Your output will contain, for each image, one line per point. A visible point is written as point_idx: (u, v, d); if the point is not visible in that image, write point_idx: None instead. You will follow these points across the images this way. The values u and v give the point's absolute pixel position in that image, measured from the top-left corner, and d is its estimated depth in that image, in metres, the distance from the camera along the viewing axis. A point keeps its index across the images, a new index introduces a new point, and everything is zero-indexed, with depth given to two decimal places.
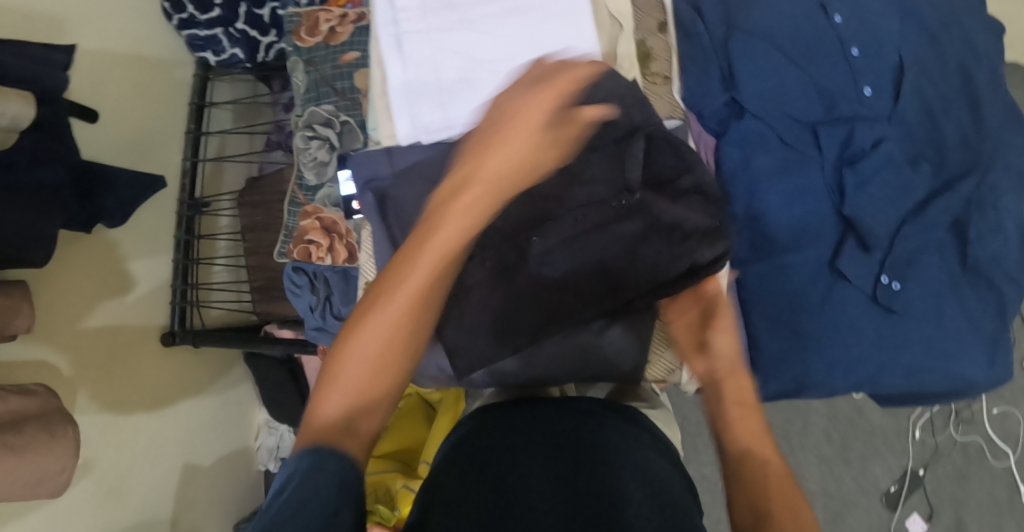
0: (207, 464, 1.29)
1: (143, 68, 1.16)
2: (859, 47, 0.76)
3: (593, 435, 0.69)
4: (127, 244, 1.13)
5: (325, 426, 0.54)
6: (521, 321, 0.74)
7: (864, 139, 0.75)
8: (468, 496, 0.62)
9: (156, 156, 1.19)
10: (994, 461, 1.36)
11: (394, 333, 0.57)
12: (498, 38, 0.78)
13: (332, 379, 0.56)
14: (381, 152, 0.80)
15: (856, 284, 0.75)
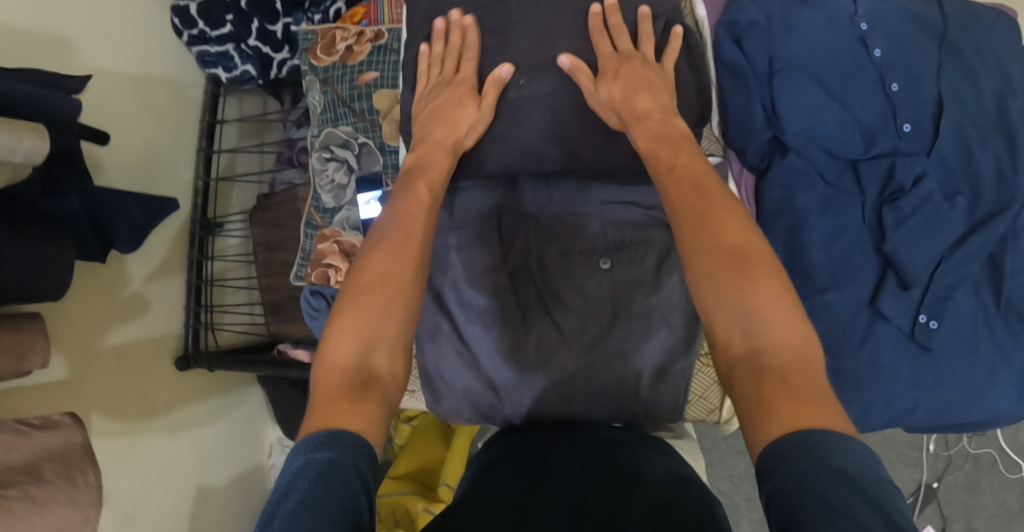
0: (221, 486, 1.27)
1: (153, 87, 1.13)
2: (899, 81, 0.74)
3: (621, 456, 0.65)
4: (140, 268, 1.11)
5: (343, 360, 0.57)
6: (543, 343, 0.72)
7: (905, 175, 0.74)
8: (500, 507, 0.57)
9: (169, 177, 1.16)
10: (1006, 472, 1.40)
11: (399, 246, 0.63)
12: (528, 65, 0.73)
13: (346, 308, 0.59)
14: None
15: (896, 323, 0.74)
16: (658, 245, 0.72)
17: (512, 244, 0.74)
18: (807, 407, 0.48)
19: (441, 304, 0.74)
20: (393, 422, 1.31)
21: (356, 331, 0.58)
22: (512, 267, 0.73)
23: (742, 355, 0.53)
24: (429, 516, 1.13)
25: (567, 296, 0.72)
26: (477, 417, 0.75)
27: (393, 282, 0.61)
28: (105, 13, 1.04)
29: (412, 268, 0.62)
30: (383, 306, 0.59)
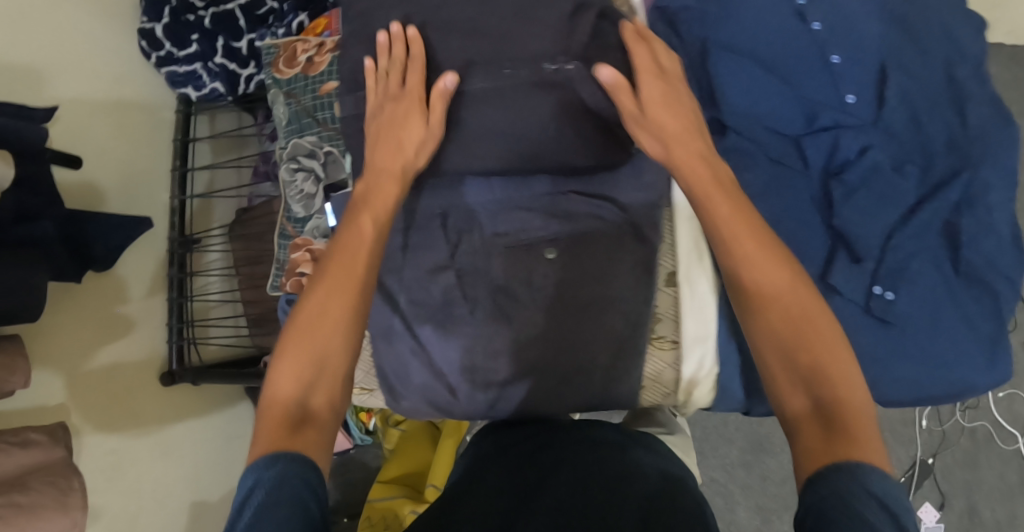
0: (218, 498, 1.27)
1: (126, 110, 1.15)
2: (840, 53, 0.75)
3: (619, 453, 0.65)
4: (121, 288, 1.12)
5: (283, 398, 0.57)
6: (498, 340, 0.71)
7: (851, 147, 0.74)
8: (494, 508, 0.58)
9: (145, 197, 1.18)
10: (1002, 445, 1.45)
11: (341, 283, 0.61)
12: (462, 57, 0.71)
13: (286, 347, 0.59)
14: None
15: (850, 296, 0.72)
16: (606, 235, 0.72)
17: (460, 239, 0.74)
18: (856, 447, 0.50)
19: (393, 307, 0.73)
20: (382, 426, 1.32)
21: (296, 369, 0.58)
22: (460, 265, 0.73)
23: (805, 412, 0.54)
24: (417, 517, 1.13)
25: (519, 290, 0.72)
26: (439, 414, 0.76)
27: (334, 321, 0.60)
28: (74, 40, 1.06)
29: (355, 306, 0.61)
30: (324, 344, 0.59)
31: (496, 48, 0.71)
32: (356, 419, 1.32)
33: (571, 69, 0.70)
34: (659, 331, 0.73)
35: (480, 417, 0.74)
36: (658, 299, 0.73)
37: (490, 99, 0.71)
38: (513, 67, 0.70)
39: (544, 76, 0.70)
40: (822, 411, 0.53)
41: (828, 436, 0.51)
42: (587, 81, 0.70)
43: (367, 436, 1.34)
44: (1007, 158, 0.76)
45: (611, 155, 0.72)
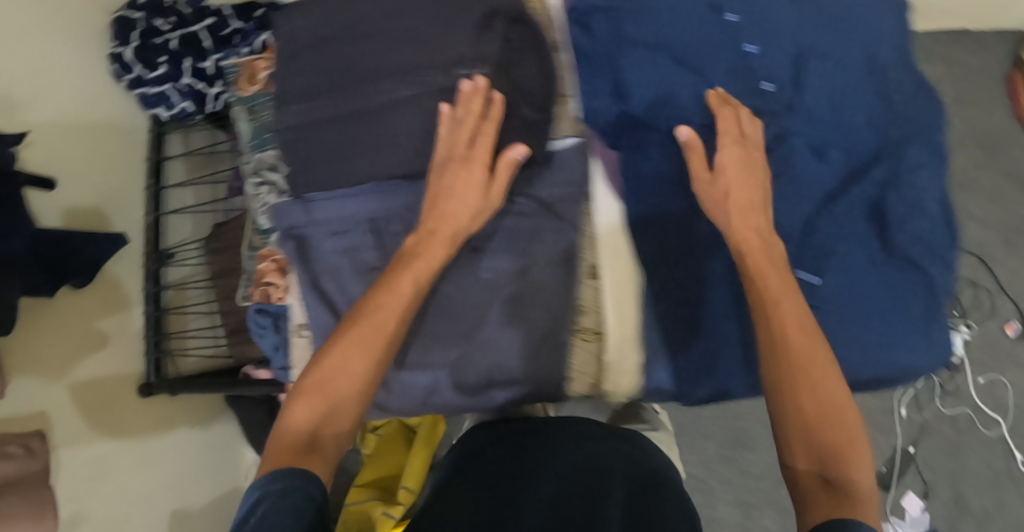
0: (202, 505, 1.29)
1: (99, 132, 1.19)
2: (753, 41, 0.80)
3: (600, 452, 0.80)
4: (96, 303, 1.15)
5: (298, 426, 0.66)
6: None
7: (768, 132, 0.78)
8: (486, 501, 0.72)
9: (118, 215, 1.21)
10: (984, 430, 1.44)
11: (371, 339, 0.70)
12: (381, 68, 0.77)
13: (309, 383, 0.68)
14: (296, 204, 0.78)
15: (767, 280, 0.77)
16: (529, 230, 0.79)
17: (390, 241, 0.77)
18: (854, 505, 0.60)
19: (328, 306, 0.77)
20: (360, 432, 1.32)
21: (313, 407, 0.67)
22: (389, 266, 0.76)
23: (809, 473, 0.65)
24: (389, 521, 1.15)
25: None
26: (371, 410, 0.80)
27: (355, 370, 0.68)
28: (48, 66, 1.10)
29: (378, 361, 0.70)
30: (341, 389, 0.68)
31: (424, 59, 0.77)
32: None
33: (483, 73, 0.76)
34: (584, 323, 0.81)
35: (413, 409, 0.81)
36: (581, 293, 0.80)
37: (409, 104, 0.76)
38: (431, 79, 0.76)
39: (458, 80, 0.76)
40: (824, 467, 0.64)
41: (829, 494, 0.62)
42: (499, 83, 0.76)
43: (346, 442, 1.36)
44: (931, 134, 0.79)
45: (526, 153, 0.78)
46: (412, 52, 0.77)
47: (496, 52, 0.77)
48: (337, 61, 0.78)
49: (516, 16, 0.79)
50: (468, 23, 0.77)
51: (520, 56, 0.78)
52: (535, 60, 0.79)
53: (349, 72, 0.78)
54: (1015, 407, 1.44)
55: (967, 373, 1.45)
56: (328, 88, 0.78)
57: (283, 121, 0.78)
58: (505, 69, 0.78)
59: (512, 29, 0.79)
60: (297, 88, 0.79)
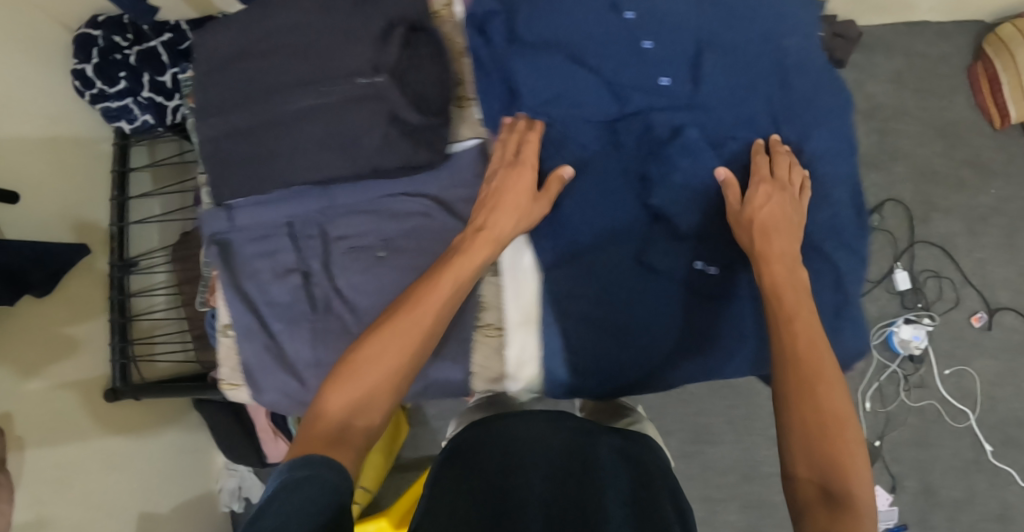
0: (165, 511, 1.32)
1: (60, 147, 1.23)
2: (652, 39, 0.85)
3: (586, 452, 0.78)
4: (63, 310, 1.18)
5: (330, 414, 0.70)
6: (339, 333, 0.81)
7: (663, 128, 0.85)
8: (488, 514, 0.69)
9: (81, 226, 1.25)
10: (952, 422, 1.42)
11: (414, 335, 0.74)
12: (282, 80, 0.80)
13: (346, 373, 0.72)
14: (221, 209, 0.84)
15: (666, 275, 0.83)
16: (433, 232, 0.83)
17: (304, 244, 0.84)
18: (855, 518, 0.61)
19: (250, 307, 0.82)
20: None
21: (345, 397, 0.71)
22: (305, 267, 0.83)
23: (813, 490, 0.65)
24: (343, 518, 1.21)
25: (353, 288, 0.82)
26: (294, 409, 0.83)
27: (390, 362, 0.73)
28: (11, 82, 1.13)
29: (413, 356, 0.74)
30: (373, 380, 0.72)
31: (325, 68, 0.79)
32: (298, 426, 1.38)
33: (379, 81, 0.78)
34: (488, 320, 0.86)
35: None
36: (485, 290, 0.86)
37: (310, 114, 0.79)
38: (330, 87, 0.78)
39: (356, 89, 0.78)
40: (827, 480, 0.65)
41: (831, 509, 0.62)
42: (395, 90, 0.78)
43: None
44: (831, 118, 0.86)
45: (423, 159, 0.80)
46: (313, 63, 0.79)
47: (393, 57, 0.80)
48: (245, 74, 0.81)
49: (413, 22, 0.82)
50: (368, 30, 0.80)
51: (415, 62, 0.82)
52: (431, 66, 0.83)
53: (255, 84, 0.80)
54: (981, 397, 1.43)
55: (933, 365, 1.43)
56: (237, 101, 0.81)
57: (202, 133, 0.82)
58: (399, 76, 0.81)
59: (409, 39, 0.81)
60: (211, 102, 0.82)
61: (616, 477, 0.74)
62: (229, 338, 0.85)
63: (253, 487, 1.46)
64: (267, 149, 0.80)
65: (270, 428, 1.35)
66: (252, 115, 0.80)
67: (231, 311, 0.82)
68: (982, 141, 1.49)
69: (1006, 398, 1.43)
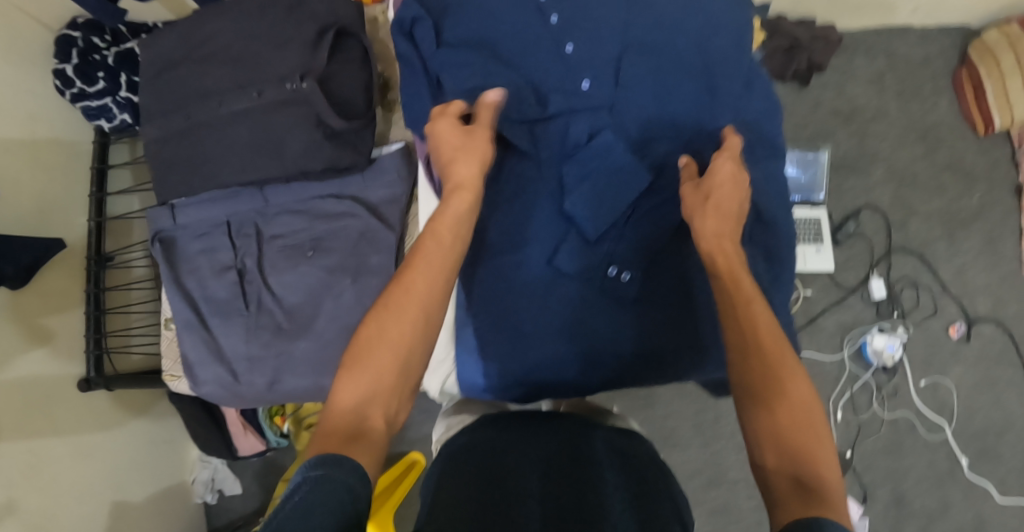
0: (135, 500, 1.33)
1: (41, 144, 1.22)
2: (573, 41, 0.86)
3: (582, 444, 0.74)
4: (41, 301, 1.17)
5: (342, 409, 0.61)
6: (267, 324, 0.95)
7: (580, 130, 0.84)
8: (473, 502, 0.65)
9: (63, 219, 1.24)
10: (928, 434, 1.39)
11: (418, 302, 0.65)
12: (221, 88, 0.93)
13: (353, 362, 0.63)
14: (168, 210, 1.00)
15: (578, 277, 0.84)
16: (351, 230, 0.95)
17: (241, 242, 0.98)
18: (829, 509, 0.55)
19: (189, 301, 0.98)
20: (295, 429, 1.41)
21: (357, 387, 0.62)
22: (241, 265, 0.98)
23: (785, 482, 0.58)
24: None
25: (281, 283, 0.96)
26: (227, 395, 0.97)
27: (398, 337, 0.64)
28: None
29: (422, 327, 0.65)
30: (381, 362, 0.63)
31: (261, 75, 0.92)
32: (271, 423, 1.41)
33: (305, 86, 0.90)
34: None
35: (259, 393, 0.95)
36: None
37: (245, 118, 0.92)
38: (261, 92, 0.91)
39: (285, 93, 0.91)
40: (800, 469, 0.58)
41: (806, 500, 0.56)
42: (320, 93, 0.89)
43: (283, 438, 1.43)
44: (763, 125, 0.87)
45: (340, 156, 0.92)
46: (251, 72, 0.93)
47: (320, 63, 0.91)
48: (196, 85, 0.95)
49: (340, 27, 0.92)
50: (298, 37, 0.92)
51: (341, 68, 0.93)
52: (355, 72, 0.94)
53: (203, 93, 0.94)
54: (958, 408, 1.40)
55: (909, 374, 1.41)
56: (176, 105, 0.95)
57: (151, 134, 0.96)
58: (326, 83, 0.92)
59: (339, 47, 0.93)
60: (154, 107, 0.96)
61: (614, 471, 0.69)
62: (171, 331, 1.02)
63: (227, 479, 1.53)
64: (209, 149, 0.94)
65: (240, 422, 1.38)
66: (193, 118, 0.94)
67: (172, 305, 0.97)
68: (965, 145, 1.47)
69: (984, 409, 1.40)
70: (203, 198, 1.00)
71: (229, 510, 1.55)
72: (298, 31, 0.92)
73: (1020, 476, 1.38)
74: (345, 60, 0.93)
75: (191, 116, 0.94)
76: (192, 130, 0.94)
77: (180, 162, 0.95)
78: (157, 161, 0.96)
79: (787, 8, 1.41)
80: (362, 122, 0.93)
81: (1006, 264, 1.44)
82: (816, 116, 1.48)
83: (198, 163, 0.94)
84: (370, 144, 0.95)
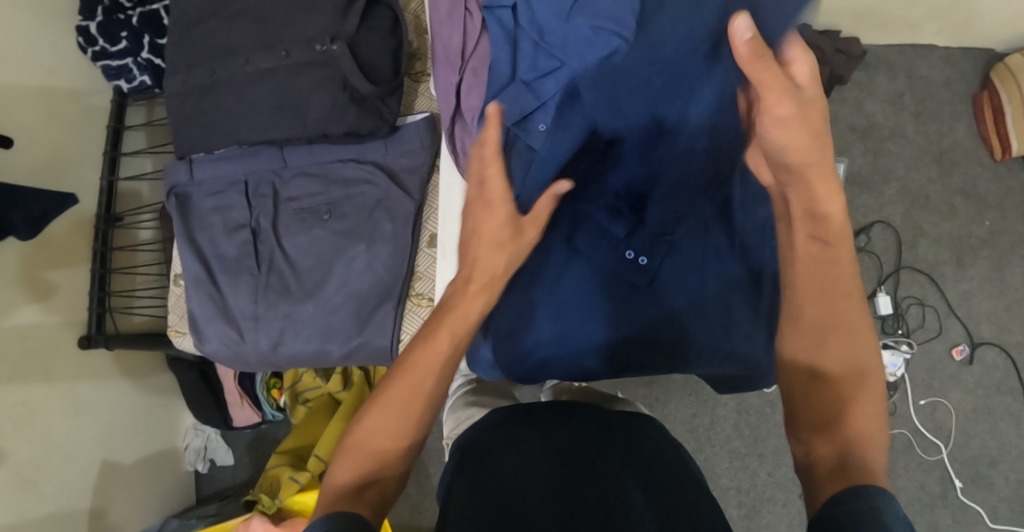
0: (125, 460, 1.33)
1: (58, 97, 1.20)
2: None
3: (596, 435, 0.73)
4: (48, 255, 1.17)
5: (342, 483, 0.62)
6: (276, 285, 0.95)
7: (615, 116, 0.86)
8: (486, 495, 0.66)
9: (75, 175, 1.23)
10: (923, 454, 1.39)
11: (419, 389, 0.65)
12: (244, 47, 0.94)
13: (354, 444, 0.64)
14: (183, 163, 1.00)
15: (592, 260, 0.87)
16: (368, 197, 0.96)
17: (257, 202, 0.98)
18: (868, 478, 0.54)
19: (199, 257, 0.98)
20: (291, 403, 1.38)
21: (353, 465, 0.63)
22: (255, 224, 0.98)
23: (827, 460, 0.58)
24: (293, 485, 1.28)
25: (294, 246, 0.96)
26: (230, 355, 0.97)
27: (396, 425, 0.64)
28: (20, 29, 1.12)
29: (418, 414, 0.64)
30: (380, 445, 0.64)
31: (288, 34, 0.92)
32: (267, 395, 1.39)
33: (334, 49, 0.90)
34: (420, 290, 0.95)
35: (263, 353, 0.95)
36: (420, 260, 0.97)
37: (268, 77, 0.92)
38: (288, 51, 0.92)
39: (312, 54, 0.91)
40: (844, 448, 0.57)
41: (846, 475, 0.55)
42: (349, 57, 0.90)
43: (279, 412, 1.41)
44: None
45: (362, 123, 0.93)
46: (279, 31, 0.93)
47: (350, 29, 0.91)
48: (219, 42, 0.95)
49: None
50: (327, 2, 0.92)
51: (371, 34, 0.93)
52: (385, 40, 0.94)
53: (229, 50, 0.94)
54: (955, 432, 1.40)
55: (909, 393, 1.41)
56: (199, 62, 0.96)
57: (172, 88, 0.96)
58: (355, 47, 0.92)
59: (370, 10, 0.93)
60: (179, 62, 0.97)
61: (627, 460, 0.69)
62: (180, 288, 1.03)
63: (219, 449, 1.52)
64: (229, 106, 0.94)
65: (238, 392, 1.37)
66: (216, 72, 0.94)
67: (182, 261, 0.97)
68: (979, 171, 1.47)
69: (980, 436, 1.39)
70: (220, 154, 0.99)
71: (218, 481, 1.55)
72: None
73: (1011, 506, 1.37)
74: (376, 23, 0.93)
75: (215, 72, 0.94)
76: (215, 88, 0.94)
77: (201, 116, 0.96)
78: (179, 113, 0.97)
79: (813, 18, 1.40)
80: (388, 90, 0.94)
81: (1011, 292, 1.43)
82: (832, 131, 1.48)
83: (219, 118, 0.95)
84: (395, 111, 0.96)
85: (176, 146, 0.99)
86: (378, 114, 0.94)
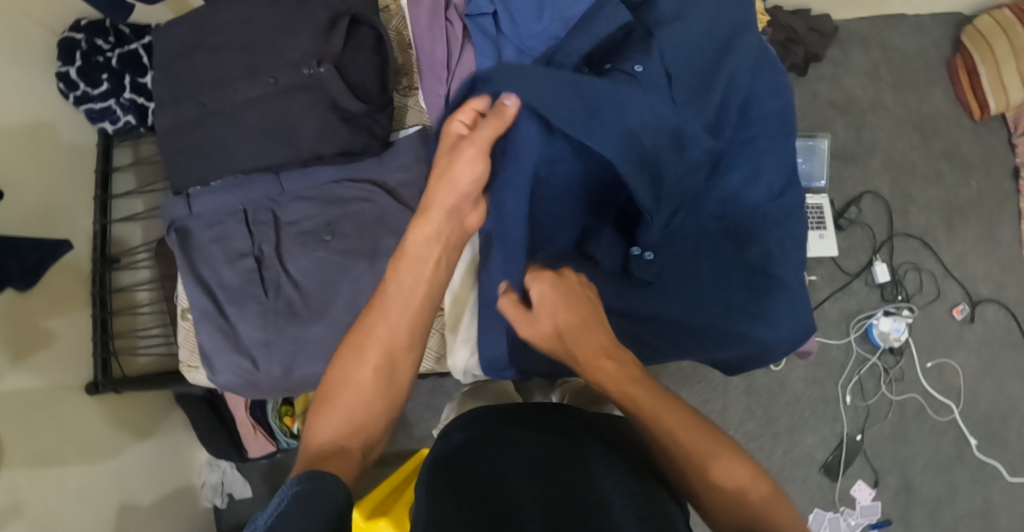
0: (143, 503, 1.32)
1: (46, 144, 1.20)
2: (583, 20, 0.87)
3: (584, 439, 0.69)
4: (50, 304, 1.17)
5: (325, 437, 0.71)
6: (284, 310, 0.95)
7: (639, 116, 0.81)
8: (464, 488, 0.61)
9: (67, 220, 1.23)
10: (936, 416, 1.40)
11: (394, 343, 0.74)
12: (231, 77, 0.95)
13: (335, 400, 0.72)
14: (180, 198, 1.01)
15: (605, 262, 0.86)
16: (366, 214, 0.96)
17: (259, 230, 0.99)
18: None
19: (206, 290, 0.98)
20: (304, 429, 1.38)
21: (334, 421, 0.72)
22: (258, 252, 0.98)
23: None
24: None
25: (298, 269, 0.96)
26: (243, 384, 0.97)
27: (374, 379, 0.73)
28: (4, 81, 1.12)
29: (394, 369, 0.74)
30: (358, 400, 0.73)
31: (271, 61, 0.93)
32: (281, 423, 1.38)
33: (322, 71, 0.92)
34: None
35: (277, 380, 0.96)
36: None
37: (257, 106, 0.94)
38: (275, 77, 0.93)
39: (297, 78, 0.92)
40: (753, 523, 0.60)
41: None
42: (336, 78, 0.91)
43: (293, 440, 1.40)
44: (775, 105, 0.89)
45: (354, 142, 0.94)
46: (262, 58, 0.94)
47: (334, 50, 0.92)
48: (205, 74, 0.96)
49: (354, 14, 0.94)
50: (310, 23, 0.93)
51: (355, 53, 0.94)
52: (370, 58, 0.95)
53: (215, 82, 0.95)
54: (964, 391, 1.41)
55: (914, 357, 1.42)
56: (187, 95, 0.96)
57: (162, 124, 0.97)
58: (340, 67, 0.94)
59: (353, 30, 0.95)
60: (167, 98, 0.98)
61: (614, 463, 0.64)
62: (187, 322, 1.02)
63: (236, 481, 1.53)
64: (221, 137, 0.95)
65: (250, 423, 1.36)
66: (204, 104, 0.95)
67: (188, 295, 0.97)
68: (961, 134, 1.50)
69: (989, 393, 1.41)
70: (217, 186, 1.00)
71: (239, 513, 1.54)
72: (309, 19, 0.93)
73: None
74: (360, 42, 0.95)
75: (205, 105, 0.95)
76: (204, 121, 0.96)
77: (194, 150, 0.97)
78: (172, 149, 0.98)
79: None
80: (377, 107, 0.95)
81: (1004, 248, 1.46)
82: (815, 107, 1.50)
83: (211, 150, 0.96)
84: (385, 127, 0.97)
85: (171, 181, 1.01)
86: (368, 130, 0.95)
